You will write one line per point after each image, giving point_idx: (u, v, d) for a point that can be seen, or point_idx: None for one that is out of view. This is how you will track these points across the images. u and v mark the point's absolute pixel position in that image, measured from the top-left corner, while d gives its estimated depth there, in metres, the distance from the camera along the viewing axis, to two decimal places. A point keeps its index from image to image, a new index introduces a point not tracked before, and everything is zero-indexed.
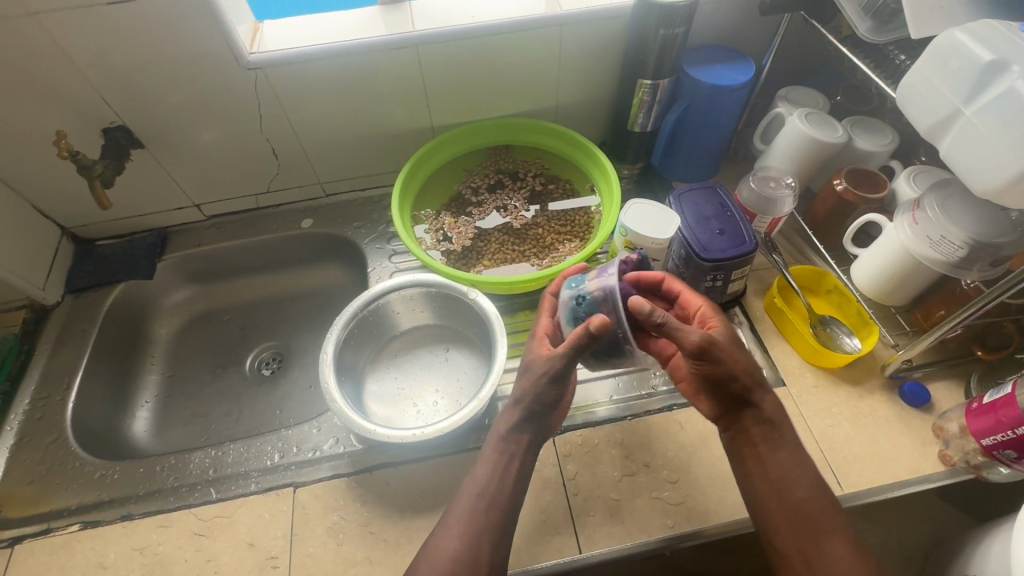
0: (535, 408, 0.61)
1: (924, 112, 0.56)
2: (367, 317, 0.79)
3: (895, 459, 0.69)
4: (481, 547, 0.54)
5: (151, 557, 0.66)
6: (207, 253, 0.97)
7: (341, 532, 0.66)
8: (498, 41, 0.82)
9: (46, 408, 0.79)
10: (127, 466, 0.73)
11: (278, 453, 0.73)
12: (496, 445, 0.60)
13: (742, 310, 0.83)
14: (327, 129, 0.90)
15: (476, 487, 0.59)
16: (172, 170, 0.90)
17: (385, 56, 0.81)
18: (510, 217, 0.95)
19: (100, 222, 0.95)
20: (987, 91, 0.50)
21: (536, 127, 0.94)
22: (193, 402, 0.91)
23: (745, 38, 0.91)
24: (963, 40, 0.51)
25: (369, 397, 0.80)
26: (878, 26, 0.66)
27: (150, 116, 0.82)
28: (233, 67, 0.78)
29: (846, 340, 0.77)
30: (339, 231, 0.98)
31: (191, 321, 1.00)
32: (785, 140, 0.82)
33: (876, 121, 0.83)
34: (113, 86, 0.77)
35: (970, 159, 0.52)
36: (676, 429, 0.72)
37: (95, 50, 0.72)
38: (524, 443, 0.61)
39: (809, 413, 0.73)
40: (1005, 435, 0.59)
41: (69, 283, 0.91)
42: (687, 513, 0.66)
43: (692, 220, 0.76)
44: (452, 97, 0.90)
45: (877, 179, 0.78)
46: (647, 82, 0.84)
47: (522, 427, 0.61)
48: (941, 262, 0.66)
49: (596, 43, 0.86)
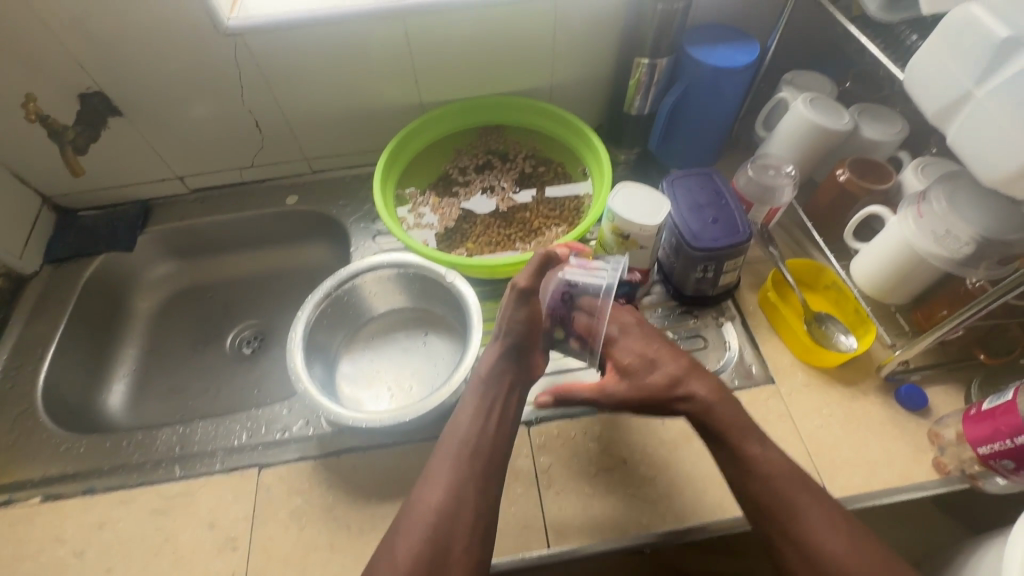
0: (518, 345, 0.63)
1: (933, 95, 0.52)
2: (341, 297, 0.77)
3: (886, 465, 0.66)
4: (464, 502, 0.52)
5: (110, 533, 0.64)
6: (189, 227, 0.95)
7: (304, 516, 0.64)
8: (490, 13, 0.78)
9: (17, 377, 0.78)
10: (94, 440, 0.71)
11: (247, 433, 0.71)
12: (478, 390, 0.60)
13: (735, 303, 0.79)
14: (312, 102, 0.87)
15: (457, 436, 0.57)
16: (153, 140, 0.88)
17: (371, 26, 0.77)
18: (497, 199, 0.92)
19: (82, 192, 0.93)
20: (1001, 71, 0.45)
21: (529, 106, 0.91)
22: (170, 378, 0.89)
23: (751, 19, 0.87)
24: (978, 14, 0.47)
25: (342, 378, 0.78)
26: (889, 4, 0.61)
27: (127, 83, 0.79)
28: (212, 34, 0.75)
29: (842, 339, 0.73)
30: (324, 209, 0.95)
31: (173, 296, 0.98)
32: (787, 127, 0.78)
33: (886, 109, 0.79)
34: (87, 50, 0.74)
35: (979, 147, 0.48)
36: (657, 424, 0.69)
37: (67, 11, 0.69)
38: (508, 384, 0.61)
39: (797, 413, 0.70)
40: (1003, 444, 0.56)
41: (48, 253, 0.90)
42: (663, 512, 0.63)
43: (684, 207, 0.73)
44: (442, 72, 0.86)
45: (883, 170, 0.74)
46: (645, 61, 0.79)
47: (505, 364, 0.62)
48: (945, 260, 0.62)
49: (593, 19, 0.82)
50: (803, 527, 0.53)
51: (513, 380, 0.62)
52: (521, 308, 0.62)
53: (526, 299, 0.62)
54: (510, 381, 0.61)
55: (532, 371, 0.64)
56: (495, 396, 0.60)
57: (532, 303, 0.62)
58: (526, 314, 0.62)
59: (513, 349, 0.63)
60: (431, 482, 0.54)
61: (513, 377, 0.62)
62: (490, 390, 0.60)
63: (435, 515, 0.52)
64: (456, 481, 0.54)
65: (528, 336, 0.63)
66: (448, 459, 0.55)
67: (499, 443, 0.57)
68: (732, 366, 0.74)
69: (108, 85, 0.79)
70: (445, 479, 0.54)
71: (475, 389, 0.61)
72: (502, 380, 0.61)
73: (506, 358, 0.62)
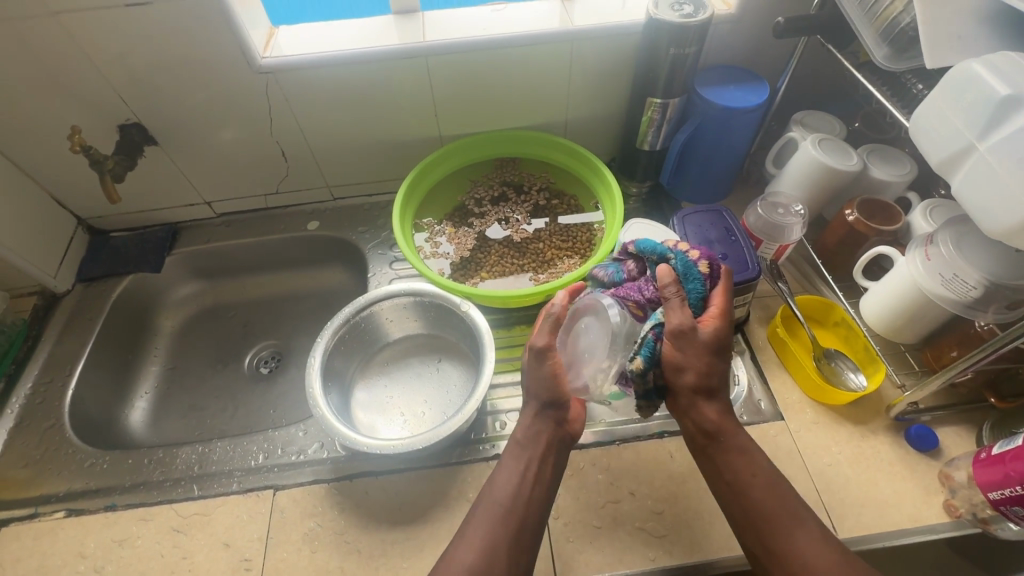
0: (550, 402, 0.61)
1: (937, 145, 0.53)
2: (359, 324, 0.80)
3: (896, 506, 0.65)
4: (496, 561, 0.52)
5: (129, 551, 0.66)
6: (214, 249, 0.99)
7: (316, 539, 0.66)
8: (508, 54, 0.82)
9: (47, 393, 0.81)
10: (117, 457, 0.74)
11: (263, 454, 0.73)
12: (513, 452, 0.60)
13: (744, 337, 0.80)
14: (336, 134, 0.91)
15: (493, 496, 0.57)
16: (184, 168, 0.92)
17: (395, 64, 0.81)
18: (511, 229, 0.95)
19: (115, 215, 0.97)
20: (1003, 126, 0.47)
21: (544, 141, 0.94)
22: (190, 396, 0.92)
23: (762, 61, 0.90)
24: (979, 72, 0.49)
25: (356, 404, 0.80)
26: (895, 54, 0.63)
27: (164, 115, 0.83)
28: (245, 71, 0.79)
29: (851, 376, 0.73)
30: (343, 235, 0.98)
31: (195, 316, 1.02)
32: (796, 167, 0.80)
33: (895, 151, 0.80)
34: (129, 86, 0.79)
35: (981, 199, 0.49)
36: (665, 458, 0.70)
37: (114, 52, 0.74)
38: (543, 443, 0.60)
39: (806, 451, 0.70)
40: (1014, 491, 0.55)
41: (80, 273, 0.94)
42: (670, 547, 0.64)
43: (694, 243, 0.75)
44: (461, 106, 0.89)
45: (891, 211, 0.75)
46: (657, 100, 0.82)
47: (539, 423, 0.61)
48: (953, 302, 0.63)
49: (608, 59, 0.85)
50: (794, 539, 0.52)
51: (551, 440, 0.61)
52: (541, 369, 0.60)
53: (544, 356, 0.59)
54: (548, 440, 0.60)
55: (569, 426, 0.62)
56: (531, 454, 0.59)
57: (552, 358, 0.60)
58: (547, 372, 0.60)
59: (545, 407, 0.61)
60: (464, 546, 0.53)
61: (551, 436, 0.61)
62: (527, 450, 0.60)
63: (471, 573, 0.50)
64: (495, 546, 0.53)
65: (557, 391, 0.60)
66: (486, 518, 0.55)
67: (535, 503, 0.57)
68: (741, 401, 0.74)
69: (147, 116, 0.83)
70: (482, 537, 0.53)
71: (512, 449, 0.61)
72: (540, 438, 0.60)
73: (541, 415, 0.61)
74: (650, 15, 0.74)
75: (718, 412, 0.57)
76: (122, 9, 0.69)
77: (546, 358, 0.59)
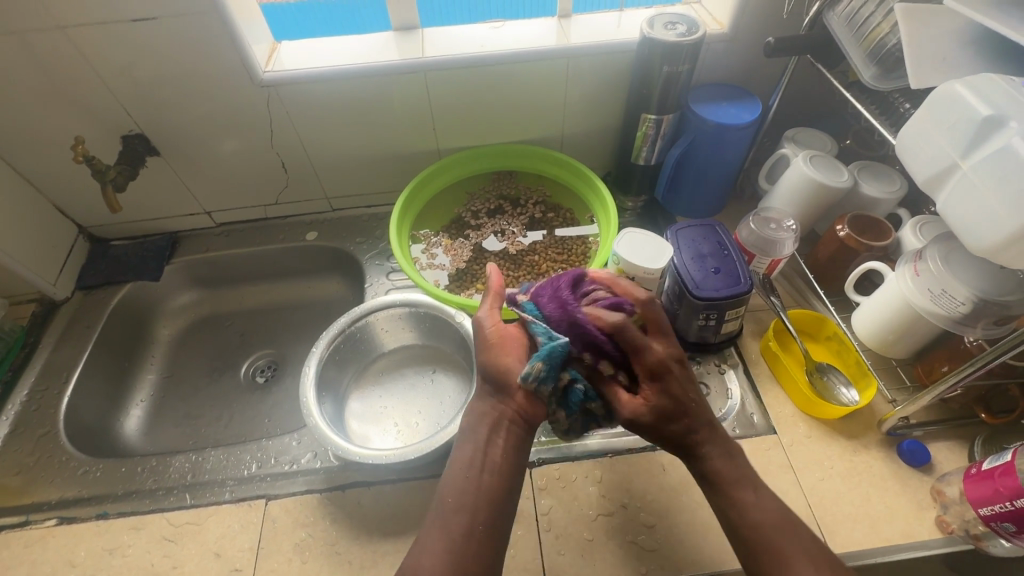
0: (500, 377, 0.59)
1: (923, 163, 0.54)
2: (354, 334, 0.80)
3: (888, 521, 0.65)
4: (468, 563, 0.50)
5: (120, 559, 0.66)
6: (213, 259, 1.00)
7: (307, 550, 0.65)
8: (506, 70, 0.83)
9: (42, 400, 0.81)
10: (111, 465, 0.74)
11: (256, 463, 0.73)
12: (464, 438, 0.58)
13: (737, 351, 0.81)
14: (336, 147, 0.92)
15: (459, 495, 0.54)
16: (185, 178, 0.93)
17: (394, 79, 0.82)
18: (507, 241, 0.96)
19: (116, 224, 0.99)
20: (985, 145, 0.48)
21: (540, 155, 0.95)
22: (187, 403, 0.92)
23: (755, 79, 0.91)
24: (961, 92, 0.50)
25: (350, 414, 0.80)
26: (882, 74, 0.65)
27: (167, 127, 0.85)
28: (248, 85, 0.81)
29: (844, 392, 0.74)
30: (342, 246, 0.99)
31: (193, 324, 1.02)
32: (788, 183, 0.81)
33: (885, 168, 0.81)
34: (133, 97, 0.80)
35: (965, 217, 0.50)
36: (658, 471, 0.70)
37: (120, 65, 0.76)
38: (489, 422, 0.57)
39: (798, 465, 0.70)
40: (1004, 507, 0.55)
41: (79, 281, 0.94)
42: (662, 561, 0.63)
43: (687, 257, 0.75)
44: (459, 120, 0.91)
45: (882, 227, 0.76)
46: (651, 116, 0.83)
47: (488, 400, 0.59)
48: (943, 317, 0.63)
49: (604, 75, 0.86)
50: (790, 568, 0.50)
51: (496, 417, 0.57)
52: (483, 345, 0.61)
53: (483, 321, 0.62)
54: (494, 417, 0.57)
55: (521, 406, 0.57)
56: (474, 438, 0.57)
57: (493, 327, 0.62)
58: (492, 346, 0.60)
59: (494, 386, 0.59)
60: (438, 549, 0.51)
61: (496, 414, 0.58)
62: (471, 434, 0.57)
63: None
64: (461, 541, 0.51)
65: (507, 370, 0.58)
66: (453, 522, 0.52)
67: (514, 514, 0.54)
68: (733, 414, 0.75)
69: (150, 128, 0.85)
70: (452, 534, 0.51)
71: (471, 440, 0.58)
72: (484, 420, 0.58)
73: (487, 397, 0.60)
74: (644, 34, 0.76)
75: (718, 454, 0.56)
76: (129, 24, 0.71)
77: (489, 324, 0.62)
